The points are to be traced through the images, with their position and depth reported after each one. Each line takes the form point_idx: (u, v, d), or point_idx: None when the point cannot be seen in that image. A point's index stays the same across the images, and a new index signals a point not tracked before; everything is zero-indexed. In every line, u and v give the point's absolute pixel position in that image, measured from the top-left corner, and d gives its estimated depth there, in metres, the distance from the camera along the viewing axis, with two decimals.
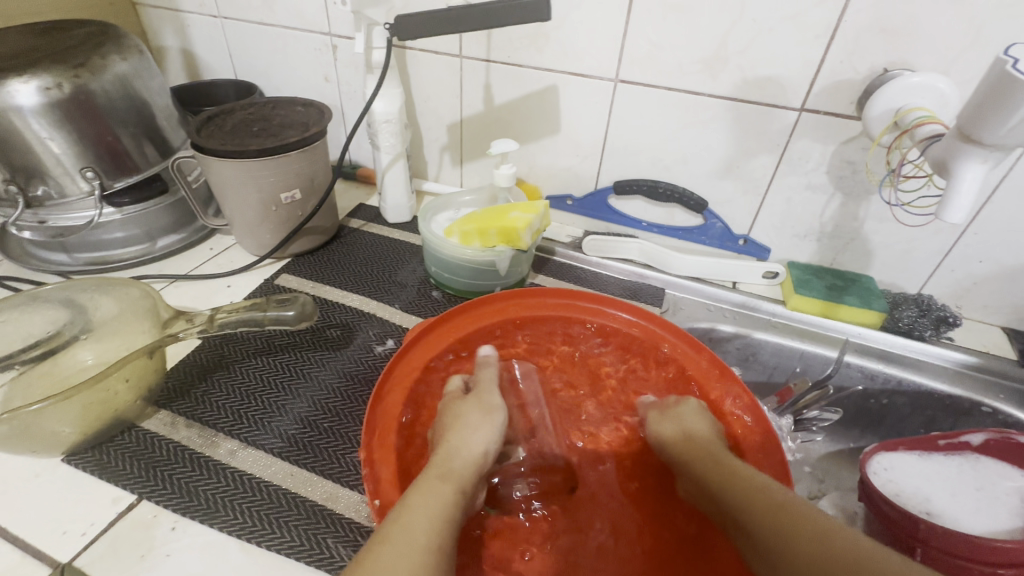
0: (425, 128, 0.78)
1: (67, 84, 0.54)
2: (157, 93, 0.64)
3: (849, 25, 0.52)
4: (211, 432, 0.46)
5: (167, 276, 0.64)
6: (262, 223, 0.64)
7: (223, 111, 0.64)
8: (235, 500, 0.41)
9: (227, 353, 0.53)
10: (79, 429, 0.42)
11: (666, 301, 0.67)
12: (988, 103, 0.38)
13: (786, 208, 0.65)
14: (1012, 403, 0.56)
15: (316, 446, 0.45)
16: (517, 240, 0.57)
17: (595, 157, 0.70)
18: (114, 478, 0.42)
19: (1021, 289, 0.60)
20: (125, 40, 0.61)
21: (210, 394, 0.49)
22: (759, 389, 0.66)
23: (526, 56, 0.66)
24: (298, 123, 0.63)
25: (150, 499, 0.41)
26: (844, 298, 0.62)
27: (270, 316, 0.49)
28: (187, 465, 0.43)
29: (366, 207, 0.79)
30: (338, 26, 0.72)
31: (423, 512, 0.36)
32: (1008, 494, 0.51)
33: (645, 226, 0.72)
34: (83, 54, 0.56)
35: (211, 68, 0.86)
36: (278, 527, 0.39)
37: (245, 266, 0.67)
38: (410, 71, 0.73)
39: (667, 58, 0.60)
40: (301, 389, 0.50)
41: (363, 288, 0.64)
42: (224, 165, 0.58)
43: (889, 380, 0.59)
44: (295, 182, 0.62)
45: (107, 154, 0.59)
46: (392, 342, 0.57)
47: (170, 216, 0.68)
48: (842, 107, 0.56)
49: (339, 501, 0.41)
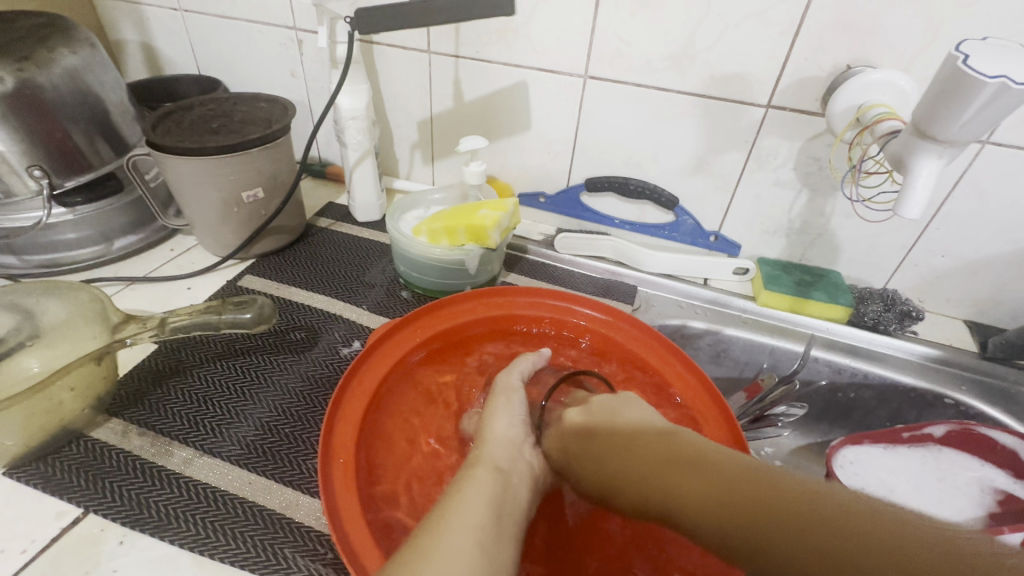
0: (395, 125, 0.76)
1: (10, 78, 0.51)
2: (111, 88, 0.62)
3: (813, 22, 0.52)
4: (164, 440, 0.44)
5: (124, 279, 0.62)
6: (223, 222, 0.62)
7: (181, 107, 0.62)
8: (188, 511, 0.39)
9: (184, 358, 0.51)
10: (21, 441, 0.40)
11: (638, 299, 0.67)
12: (943, 99, 0.39)
13: (755, 204, 0.65)
14: (973, 394, 0.57)
15: (276, 452, 0.44)
16: (485, 239, 0.57)
17: (566, 154, 0.70)
18: (58, 491, 0.40)
19: (982, 282, 0.61)
20: (75, 33, 0.59)
21: (165, 401, 0.47)
22: (730, 384, 0.66)
23: (495, 52, 0.65)
24: (260, 120, 0.61)
25: (97, 513, 0.39)
26: (812, 293, 0.63)
27: (227, 318, 0.47)
28: (138, 475, 0.41)
29: (335, 205, 0.78)
30: (303, 19, 0.70)
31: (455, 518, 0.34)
32: (967, 483, 0.53)
33: (618, 223, 0.72)
34: (28, 47, 0.54)
35: (174, 63, 0.83)
36: (233, 538, 0.38)
37: (207, 267, 0.65)
38: (378, 66, 0.71)
39: (635, 54, 0.59)
40: (262, 394, 0.49)
41: (330, 288, 0.62)
42: (180, 163, 0.56)
43: (856, 374, 0.60)
44: (257, 180, 0.60)
45: (57, 152, 0.56)
46: (358, 344, 0.55)
47: (128, 216, 0.65)
48: (808, 103, 0.56)
49: (299, 509, 0.40)
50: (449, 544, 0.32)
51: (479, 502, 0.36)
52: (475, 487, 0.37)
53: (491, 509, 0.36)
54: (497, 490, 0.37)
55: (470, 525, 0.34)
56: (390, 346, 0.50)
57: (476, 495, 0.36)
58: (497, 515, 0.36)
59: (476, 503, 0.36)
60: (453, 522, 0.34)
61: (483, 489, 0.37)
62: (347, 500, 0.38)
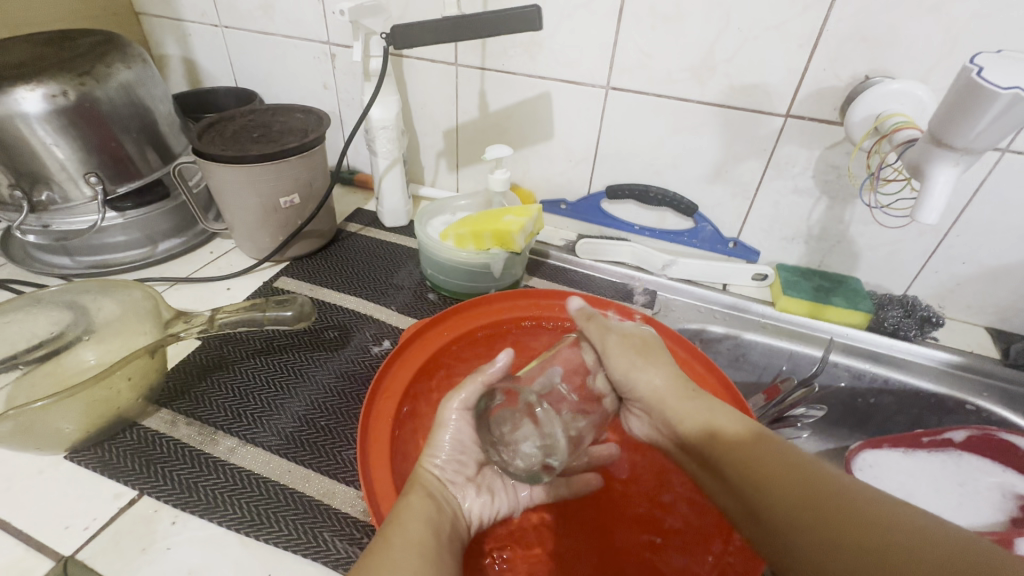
0: (421, 134, 0.79)
1: (72, 92, 0.55)
2: (160, 100, 0.66)
3: (831, 34, 0.53)
4: (210, 429, 0.47)
5: (168, 279, 0.66)
6: (261, 227, 0.66)
7: (224, 117, 0.66)
8: (233, 495, 0.42)
9: (226, 354, 0.54)
10: (81, 427, 0.43)
11: (657, 303, 0.68)
12: (957, 109, 0.40)
13: (774, 211, 0.66)
14: (996, 401, 0.57)
15: (313, 444, 0.46)
16: (510, 243, 0.59)
17: (587, 162, 0.72)
18: (115, 474, 0.43)
19: (1005, 289, 0.61)
20: (129, 49, 0.63)
21: (209, 393, 0.50)
22: (749, 388, 0.67)
23: (519, 64, 0.68)
24: (297, 129, 0.65)
25: (150, 495, 0.42)
26: (831, 299, 0.64)
27: (269, 315, 0.50)
28: (187, 461, 0.44)
29: (363, 211, 0.81)
30: (336, 34, 0.74)
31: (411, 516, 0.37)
32: (989, 488, 0.54)
33: (637, 229, 0.73)
34: (88, 63, 0.58)
35: (213, 76, 0.88)
36: (275, 521, 0.40)
37: (244, 270, 0.68)
38: (407, 78, 0.74)
39: (657, 66, 0.61)
40: (299, 389, 0.51)
41: (360, 290, 0.65)
42: (224, 170, 0.59)
43: (876, 379, 0.61)
44: (294, 187, 0.64)
45: (110, 160, 0.60)
46: (388, 343, 0.58)
47: (171, 220, 0.69)
48: (827, 113, 0.57)
49: (336, 496, 0.43)
50: (399, 557, 0.33)
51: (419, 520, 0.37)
52: (411, 513, 0.37)
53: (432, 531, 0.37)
54: (432, 513, 0.38)
55: (413, 541, 0.35)
56: (420, 344, 0.52)
57: (415, 518, 0.37)
58: (432, 540, 0.36)
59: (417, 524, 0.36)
60: (398, 540, 0.35)
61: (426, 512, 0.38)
62: (376, 451, 0.43)
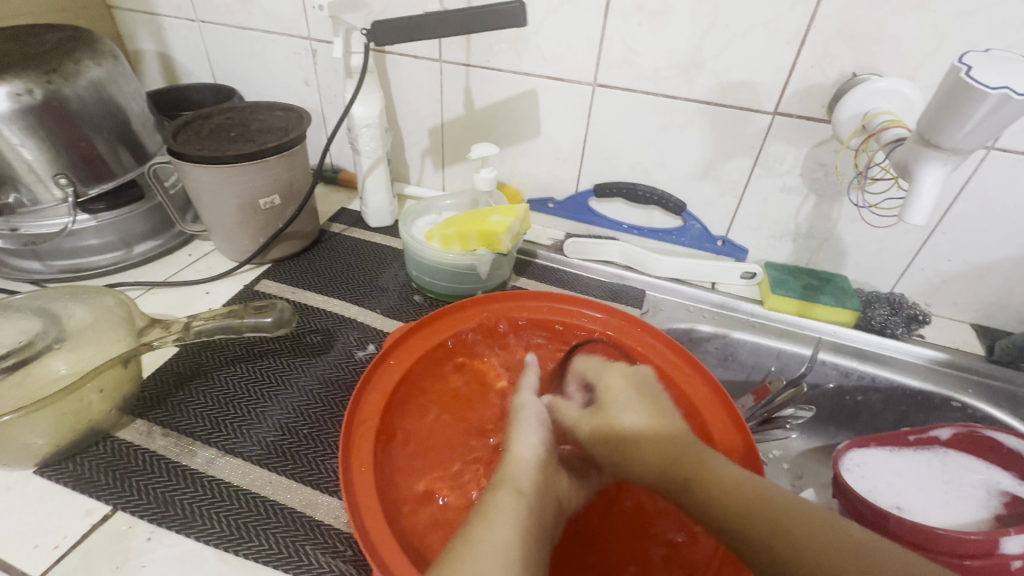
0: (406, 131, 0.78)
1: (39, 90, 0.53)
2: (133, 98, 0.64)
3: (818, 32, 0.53)
4: (188, 440, 0.45)
5: (144, 284, 0.64)
6: (240, 228, 0.64)
7: (200, 116, 0.64)
8: (212, 508, 0.41)
9: (205, 361, 0.53)
10: (52, 441, 0.42)
11: (646, 303, 0.68)
12: (946, 109, 0.40)
13: (761, 209, 0.66)
14: (981, 397, 0.58)
15: (296, 453, 0.45)
16: (497, 244, 0.58)
17: (575, 161, 0.71)
18: (88, 490, 0.41)
19: (991, 286, 0.62)
20: (99, 45, 0.60)
21: (188, 402, 0.49)
22: (738, 387, 0.67)
23: (505, 60, 0.66)
24: (277, 128, 0.63)
25: (125, 510, 0.41)
26: (818, 297, 0.63)
27: (249, 322, 0.49)
28: (163, 475, 0.43)
29: (348, 211, 0.79)
30: (317, 29, 0.72)
31: (491, 530, 0.36)
32: (974, 486, 0.54)
33: (626, 228, 0.73)
34: (55, 60, 0.55)
35: (190, 72, 0.85)
36: (256, 535, 0.39)
37: (224, 273, 0.66)
38: (390, 75, 0.73)
39: (644, 63, 0.60)
40: (280, 396, 0.50)
41: (344, 292, 0.63)
42: (200, 170, 0.57)
43: (864, 377, 0.61)
44: (273, 187, 0.62)
45: (81, 161, 0.58)
46: (372, 347, 0.56)
47: (147, 223, 0.67)
48: (814, 111, 0.57)
49: (319, 507, 0.41)
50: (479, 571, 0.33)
51: (503, 529, 0.37)
52: (499, 516, 0.38)
53: (518, 538, 0.36)
54: (523, 516, 0.38)
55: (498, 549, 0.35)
56: (412, 345, 0.51)
57: (500, 523, 0.37)
58: (518, 549, 0.36)
59: (501, 532, 0.36)
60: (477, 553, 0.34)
61: (506, 518, 0.38)
62: (361, 478, 0.40)
